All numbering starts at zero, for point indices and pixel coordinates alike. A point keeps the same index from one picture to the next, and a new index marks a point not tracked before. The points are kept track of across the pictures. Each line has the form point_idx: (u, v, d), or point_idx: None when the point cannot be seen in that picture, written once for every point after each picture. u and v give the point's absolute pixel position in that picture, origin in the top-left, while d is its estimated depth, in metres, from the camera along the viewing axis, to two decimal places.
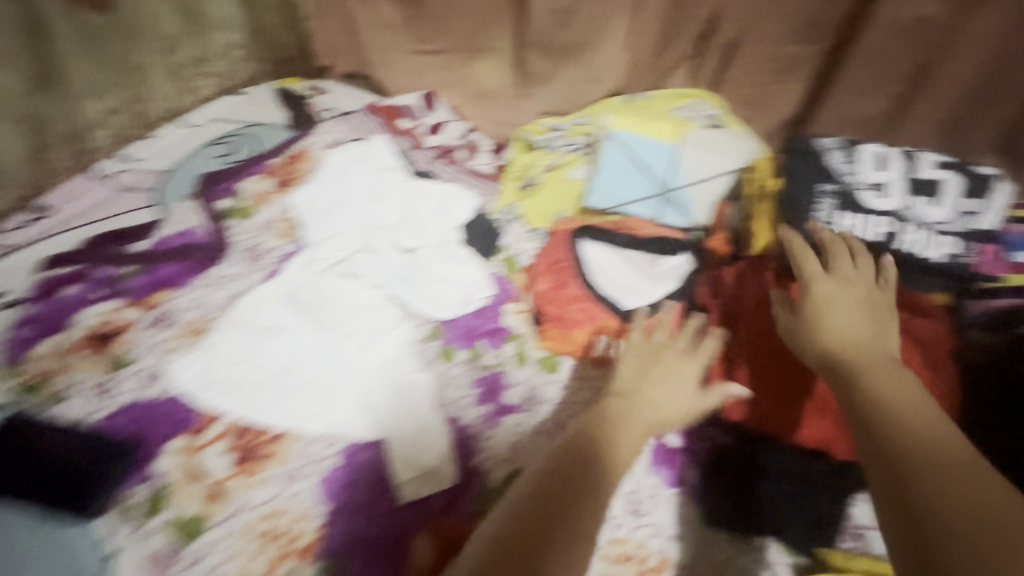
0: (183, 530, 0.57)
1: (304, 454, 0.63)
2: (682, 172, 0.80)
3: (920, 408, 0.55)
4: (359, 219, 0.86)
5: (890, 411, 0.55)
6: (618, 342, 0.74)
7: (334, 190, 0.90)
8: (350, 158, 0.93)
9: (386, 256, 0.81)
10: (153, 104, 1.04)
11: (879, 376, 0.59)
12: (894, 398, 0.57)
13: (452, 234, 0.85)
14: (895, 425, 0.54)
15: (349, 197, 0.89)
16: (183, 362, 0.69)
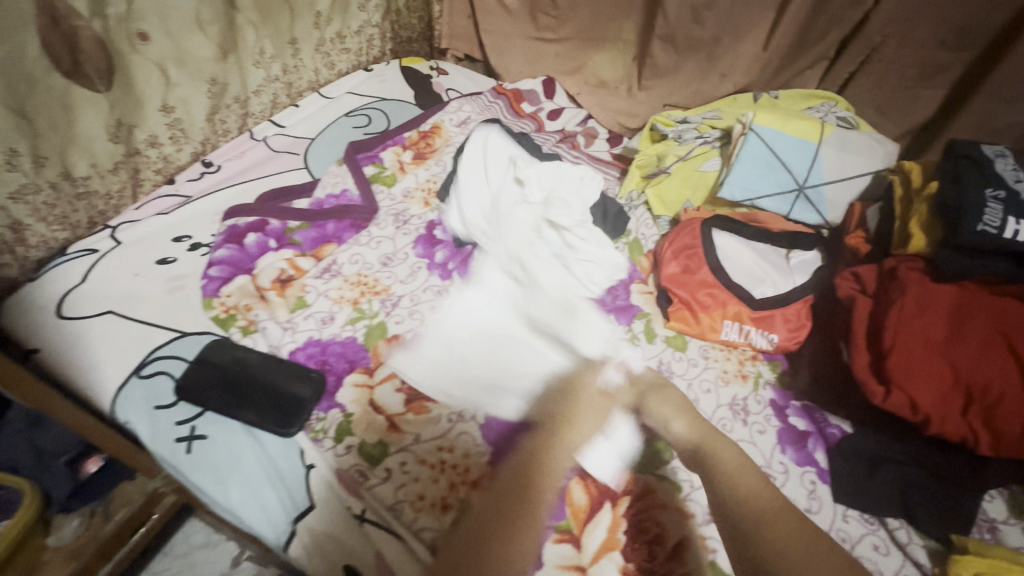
0: (370, 453, 0.64)
1: (467, 400, 0.70)
2: (822, 169, 0.82)
3: (738, 473, 0.56)
4: (504, 206, 0.84)
5: (732, 479, 0.56)
6: (747, 329, 0.77)
7: (469, 180, 0.89)
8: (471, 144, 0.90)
9: (548, 241, 0.80)
10: (300, 75, 1.12)
11: (720, 451, 0.59)
12: (720, 468, 0.57)
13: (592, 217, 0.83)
14: (734, 494, 0.55)
15: (487, 182, 0.88)
16: (397, 361, 0.71)
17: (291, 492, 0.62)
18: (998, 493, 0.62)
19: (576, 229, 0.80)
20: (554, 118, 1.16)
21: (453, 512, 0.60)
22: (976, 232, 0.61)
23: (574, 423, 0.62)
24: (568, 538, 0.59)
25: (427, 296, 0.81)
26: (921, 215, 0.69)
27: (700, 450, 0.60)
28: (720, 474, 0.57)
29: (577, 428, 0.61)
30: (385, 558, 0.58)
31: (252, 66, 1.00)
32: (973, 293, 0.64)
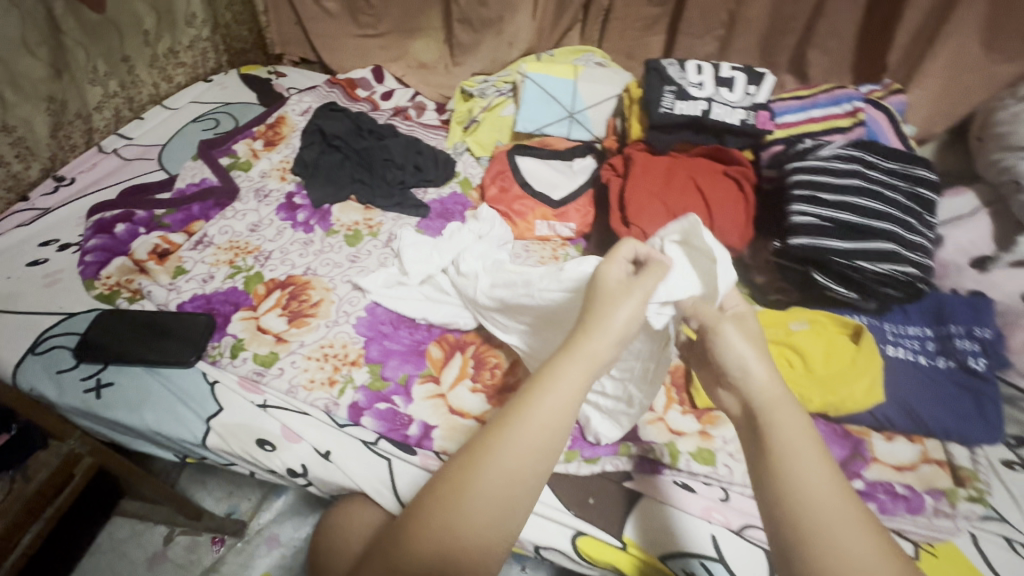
0: (263, 360, 0.80)
1: (340, 310, 0.87)
2: (582, 99, 1.10)
3: (801, 448, 0.46)
4: (430, 289, 0.88)
5: (788, 450, 0.46)
6: (552, 224, 1.01)
7: (396, 287, 0.88)
8: (386, 283, 0.88)
9: (497, 272, 0.82)
10: (139, 90, 1.21)
11: (789, 420, 0.48)
12: (780, 435, 0.47)
13: (482, 229, 0.96)
14: (783, 452, 0.46)
15: (411, 283, 0.88)
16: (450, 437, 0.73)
17: (199, 404, 0.75)
18: None
19: (479, 225, 0.97)
20: (387, 99, 1.34)
21: (339, 384, 0.78)
22: (658, 113, 0.92)
23: (591, 330, 0.51)
24: (430, 379, 0.79)
25: (295, 247, 0.96)
26: (637, 113, 1.00)
27: (772, 408, 0.49)
28: (770, 436, 0.48)
29: (593, 333, 0.51)
30: (288, 426, 0.74)
31: (87, 84, 1.09)
32: (678, 157, 0.93)
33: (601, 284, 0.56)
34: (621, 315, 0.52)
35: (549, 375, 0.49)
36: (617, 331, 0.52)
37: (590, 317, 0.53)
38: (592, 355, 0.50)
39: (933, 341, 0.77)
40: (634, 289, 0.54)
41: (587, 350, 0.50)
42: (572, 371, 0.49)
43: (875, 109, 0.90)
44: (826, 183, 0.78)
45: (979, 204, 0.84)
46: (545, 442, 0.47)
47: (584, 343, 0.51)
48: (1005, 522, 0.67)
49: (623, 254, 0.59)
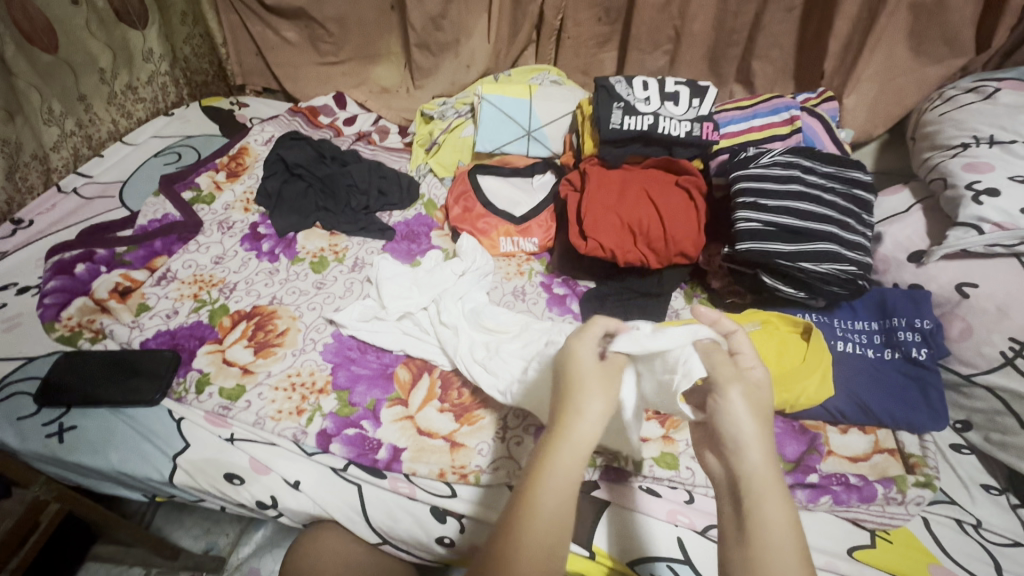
0: (230, 393, 0.80)
1: (307, 338, 0.87)
2: (539, 117, 1.13)
3: (782, 539, 0.44)
4: (409, 325, 0.88)
5: (770, 542, 0.44)
6: (516, 240, 1.02)
7: (373, 321, 0.88)
8: (368, 316, 0.89)
9: (475, 323, 0.85)
10: (98, 127, 1.21)
11: (774, 508, 0.46)
12: (765, 522, 0.45)
13: (464, 267, 0.96)
14: (758, 535, 0.45)
15: (389, 318, 0.88)
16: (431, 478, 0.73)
17: (167, 443, 0.76)
18: (679, 292, 0.94)
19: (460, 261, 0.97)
20: (350, 124, 1.34)
21: (307, 412, 0.78)
22: (609, 129, 0.95)
23: (577, 412, 0.50)
24: (398, 402, 0.79)
25: (260, 277, 0.97)
26: (589, 129, 1.03)
27: (756, 490, 0.47)
28: (750, 519, 0.46)
29: (581, 417, 0.50)
30: (256, 457, 0.74)
31: (43, 124, 1.09)
32: (631, 170, 0.96)
33: (576, 363, 0.54)
34: (604, 395, 0.52)
35: (546, 467, 0.48)
36: (603, 412, 0.51)
37: (571, 398, 0.51)
38: (580, 440, 0.49)
39: (879, 334, 0.81)
40: (611, 368, 0.54)
41: (576, 437, 0.49)
42: (568, 458, 0.48)
43: (809, 117, 0.96)
44: (768, 190, 0.82)
45: (913, 200, 0.90)
46: (553, 543, 0.46)
47: (573, 427, 0.50)
48: (953, 504, 0.71)
49: (598, 331, 0.57)
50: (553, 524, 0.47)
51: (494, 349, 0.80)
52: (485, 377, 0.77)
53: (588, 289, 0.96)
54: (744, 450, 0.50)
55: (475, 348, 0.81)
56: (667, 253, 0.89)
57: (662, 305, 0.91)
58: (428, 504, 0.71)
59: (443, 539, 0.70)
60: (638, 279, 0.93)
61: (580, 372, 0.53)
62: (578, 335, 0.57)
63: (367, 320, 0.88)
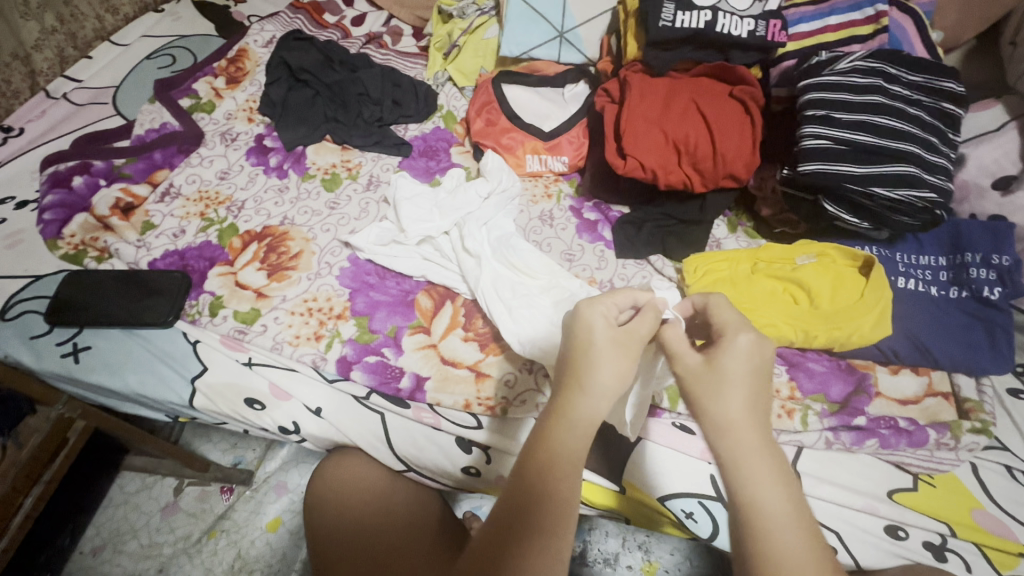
0: (244, 317, 0.76)
1: (322, 262, 0.82)
2: (573, 15, 0.99)
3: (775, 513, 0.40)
4: (429, 250, 0.82)
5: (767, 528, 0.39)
6: (544, 158, 0.92)
7: (391, 245, 0.82)
8: (387, 239, 0.82)
9: (502, 254, 0.79)
10: (82, 24, 1.09)
11: (756, 476, 0.41)
12: (751, 501, 0.41)
13: (489, 188, 0.87)
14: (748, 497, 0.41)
15: (409, 243, 0.82)
16: (455, 411, 0.70)
17: (184, 366, 0.73)
18: (722, 221, 0.86)
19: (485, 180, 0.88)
20: (359, 24, 1.19)
21: (326, 338, 0.75)
22: (658, 27, 0.82)
23: (583, 388, 0.47)
24: (420, 330, 0.76)
25: (269, 195, 0.90)
26: (633, 28, 0.90)
27: (731, 464, 0.42)
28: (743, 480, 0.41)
29: (584, 393, 0.47)
30: (276, 383, 0.72)
31: (20, 18, 0.99)
32: (679, 79, 0.85)
33: (589, 334, 0.49)
34: (622, 358, 0.48)
35: (548, 443, 0.45)
36: (611, 386, 0.47)
37: (578, 370, 0.48)
38: (585, 417, 0.46)
39: (946, 271, 0.74)
40: (629, 339, 0.49)
41: (580, 415, 0.46)
42: (572, 439, 0.45)
43: (899, 12, 0.82)
44: (843, 101, 0.71)
45: (1007, 117, 0.80)
46: (561, 514, 0.43)
47: (578, 403, 0.46)
48: (1007, 450, 0.67)
49: (615, 298, 0.53)
50: (562, 498, 0.43)
51: (521, 290, 0.74)
52: (507, 322, 0.72)
53: (623, 215, 0.88)
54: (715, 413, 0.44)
55: (498, 283, 0.76)
56: (715, 176, 0.79)
57: (703, 234, 0.84)
58: (453, 434, 0.69)
59: (469, 469, 0.69)
60: (679, 205, 0.85)
61: (587, 344, 0.48)
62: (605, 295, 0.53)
63: (382, 246, 0.81)
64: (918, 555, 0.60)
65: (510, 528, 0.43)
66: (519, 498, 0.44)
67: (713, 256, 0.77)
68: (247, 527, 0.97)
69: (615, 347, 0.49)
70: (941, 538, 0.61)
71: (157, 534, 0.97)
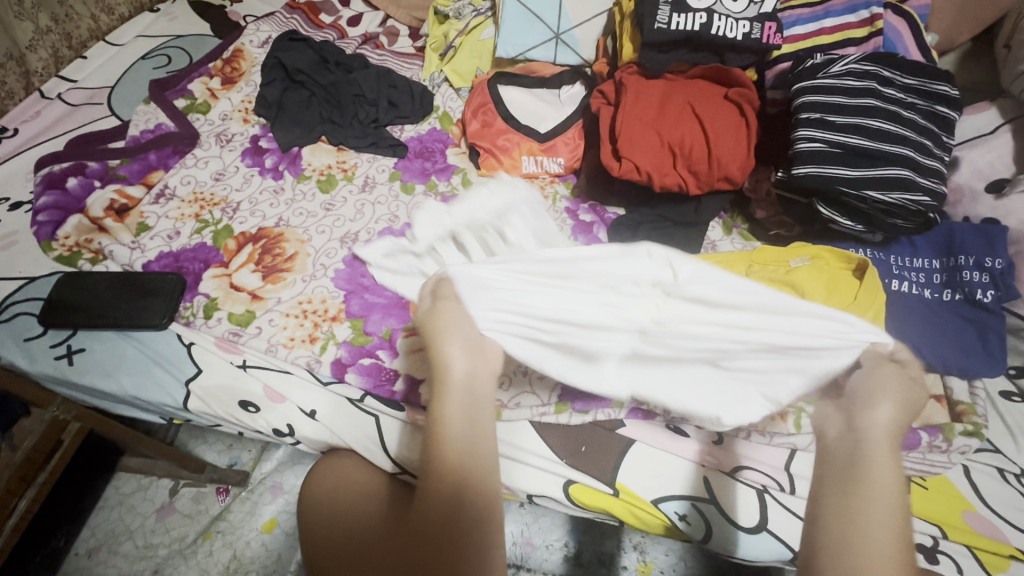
0: (239, 319, 0.77)
1: (317, 264, 0.82)
2: (569, 17, 0.99)
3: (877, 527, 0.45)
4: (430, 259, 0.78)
5: (867, 536, 0.45)
6: (540, 160, 0.92)
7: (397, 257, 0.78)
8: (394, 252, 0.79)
9: None
10: (77, 24, 1.09)
11: (875, 463, 0.48)
12: (870, 482, 0.47)
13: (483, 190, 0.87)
14: (872, 482, 0.47)
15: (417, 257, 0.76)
16: None
17: (177, 368, 0.73)
18: (717, 223, 0.86)
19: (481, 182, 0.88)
20: (355, 25, 1.18)
21: (321, 341, 0.75)
22: (653, 29, 0.82)
23: (438, 364, 0.53)
24: (415, 333, 0.76)
25: (264, 196, 0.90)
26: (628, 30, 0.90)
27: (860, 450, 0.49)
28: (863, 468, 0.48)
29: (447, 365, 0.52)
30: (270, 386, 0.72)
31: (14, 18, 0.99)
32: (674, 81, 0.85)
33: (432, 316, 0.55)
34: (455, 337, 0.53)
35: (434, 416, 0.51)
36: (462, 342, 0.53)
37: (430, 349, 0.54)
38: (456, 382, 0.52)
39: (939, 273, 0.75)
40: (450, 299, 0.55)
41: (451, 382, 0.52)
42: (455, 406, 0.51)
43: (894, 15, 0.82)
44: (837, 104, 0.71)
45: (1000, 121, 0.80)
46: (470, 463, 0.49)
47: (444, 373, 0.52)
48: (998, 452, 0.67)
49: (444, 287, 0.55)
50: (466, 455, 0.50)
51: None
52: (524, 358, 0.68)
53: (618, 217, 0.88)
54: (865, 413, 0.50)
55: None
56: (710, 178, 0.79)
57: (698, 236, 0.84)
58: None
59: None
60: (674, 207, 0.85)
61: (430, 321, 0.55)
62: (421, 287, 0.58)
63: (384, 256, 0.80)
64: None
65: (434, 503, 0.48)
66: (429, 471, 0.49)
67: (707, 259, 0.77)
68: (242, 528, 0.97)
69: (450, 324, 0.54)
70: (933, 540, 0.61)
71: (153, 535, 0.97)
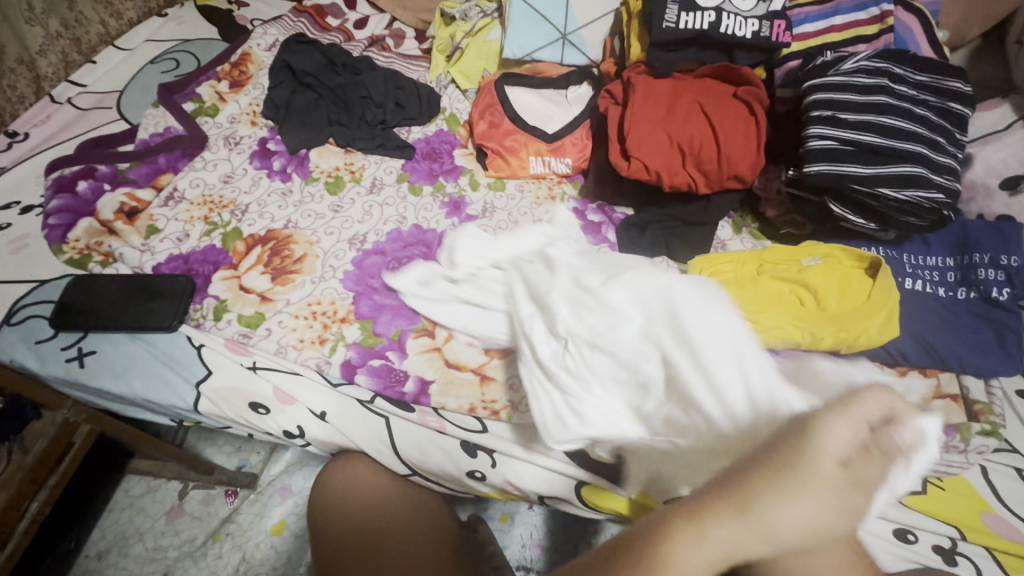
0: (248, 321, 0.77)
1: (325, 265, 0.82)
2: (575, 17, 0.99)
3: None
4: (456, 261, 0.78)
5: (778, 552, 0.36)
6: (547, 160, 0.92)
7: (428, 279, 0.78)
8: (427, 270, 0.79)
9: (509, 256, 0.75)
10: (86, 29, 1.10)
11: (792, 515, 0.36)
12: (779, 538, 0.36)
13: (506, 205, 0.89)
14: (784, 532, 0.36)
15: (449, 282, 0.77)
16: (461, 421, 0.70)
17: (188, 369, 0.74)
18: (727, 222, 0.86)
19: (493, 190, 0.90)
20: (362, 27, 1.19)
21: (330, 342, 0.75)
22: (662, 28, 0.82)
23: (751, 507, 0.36)
24: (424, 333, 0.76)
25: (273, 198, 0.90)
26: (636, 30, 0.90)
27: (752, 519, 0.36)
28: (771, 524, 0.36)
29: (766, 513, 0.36)
30: (280, 387, 0.72)
31: (25, 24, 0.99)
32: (683, 80, 0.85)
33: (817, 447, 0.37)
34: (811, 501, 0.36)
35: (676, 538, 0.37)
36: (804, 517, 0.36)
37: (765, 482, 0.37)
38: (754, 530, 0.36)
39: (953, 271, 0.74)
40: (852, 432, 0.37)
41: (733, 543, 0.36)
42: (715, 539, 0.36)
43: (905, 11, 0.82)
44: (849, 102, 0.71)
45: (1014, 117, 0.79)
46: None
47: (754, 515, 0.36)
48: (1016, 452, 0.66)
49: (862, 413, 0.38)
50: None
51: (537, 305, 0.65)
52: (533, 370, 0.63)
53: (627, 216, 0.88)
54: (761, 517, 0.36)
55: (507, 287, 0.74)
56: (720, 177, 0.79)
57: (708, 236, 0.84)
58: (458, 438, 0.69)
59: (474, 473, 0.68)
60: (683, 206, 0.84)
61: (803, 452, 0.37)
62: (841, 411, 0.38)
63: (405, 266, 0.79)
64: (928, 558, 0.59)
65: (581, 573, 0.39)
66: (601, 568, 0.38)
67: (719, 258, 0.76)
68: (251, 530, 0.96)
69: (829, 487, 0.35)
70: (951, 542, 0.60)
71: (162, 538, 0.97)
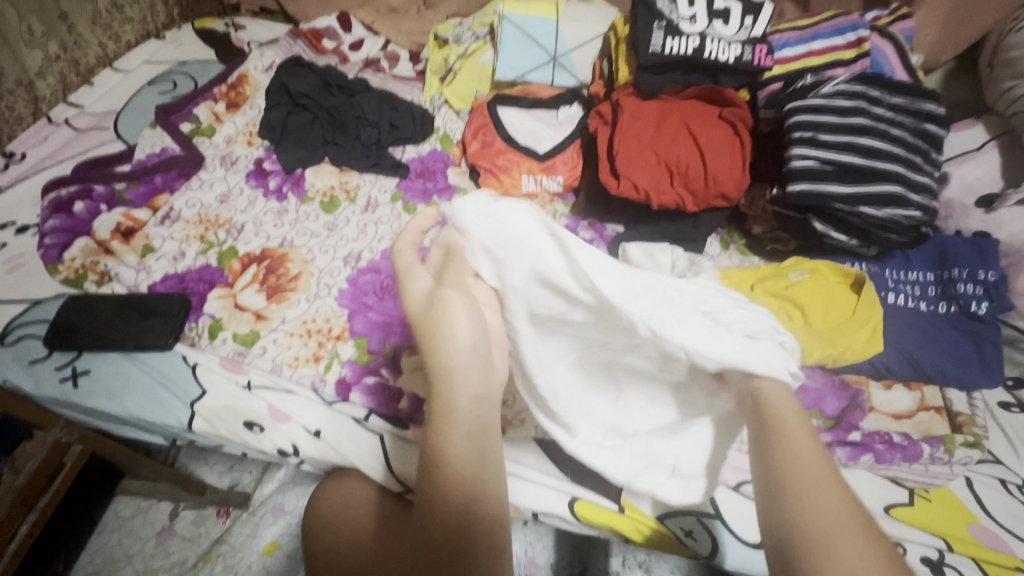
0: (243, 339, 0.78)
1: (320, 283, 0.83)
2: (565, 41, 1.02)
3: (821, 510, 0.39)
4: None
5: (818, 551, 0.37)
6: (539, 179, 0.94)
7: None
8: None
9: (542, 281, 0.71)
10: (85, 51, 1.12)
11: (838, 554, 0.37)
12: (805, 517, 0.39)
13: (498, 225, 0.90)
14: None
15: None
16: None
17: (183, 388, 0.74)
18: (714, 239, 0.88)
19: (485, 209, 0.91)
20: (357, 49, 1.21)
21: (325, 359, 0.76)
22: (648, 53, 0.85)
23: (446, 374, 0.49)
24: (418, 350, 0.76)
25: (269, 218, 0.91)
26: (624, 54, 0.93)
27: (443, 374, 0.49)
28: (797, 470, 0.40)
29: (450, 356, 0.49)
30: (276, 405, 0.73)
31: (24, 47, 1.01)
32: (669, 101, 0.87)
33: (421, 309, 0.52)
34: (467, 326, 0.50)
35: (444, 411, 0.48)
36: (465, 344, 0.50)
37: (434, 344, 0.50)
38: (468, 374, 0.49)
39: (934, 286, 0.76)
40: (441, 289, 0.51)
41: (460, 395, 0.49)
42: (466, 398, 0.49)
43: (880, 37, 0.85)
44: (828, 123, 0.73)
45: (988, 136, 0.82)
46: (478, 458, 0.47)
47: (447, 378, 0.49)
48: (1000, 463, 0.68)
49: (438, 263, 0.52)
50: (471, 480, 0.47)
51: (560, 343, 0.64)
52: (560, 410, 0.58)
53: (617, 233, 0.90)
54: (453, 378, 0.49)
55: None
56: (706, 195, 0.81)
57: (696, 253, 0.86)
58: None
59: None
60: (672, 224, 0.87)
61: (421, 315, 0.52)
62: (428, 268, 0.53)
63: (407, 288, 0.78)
64: None
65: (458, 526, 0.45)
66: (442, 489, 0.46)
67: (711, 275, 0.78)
68: (243, 551, 0.95)
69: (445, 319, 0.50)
70: (940, 553, 0.60)
71: (152, 560, 0.96)
